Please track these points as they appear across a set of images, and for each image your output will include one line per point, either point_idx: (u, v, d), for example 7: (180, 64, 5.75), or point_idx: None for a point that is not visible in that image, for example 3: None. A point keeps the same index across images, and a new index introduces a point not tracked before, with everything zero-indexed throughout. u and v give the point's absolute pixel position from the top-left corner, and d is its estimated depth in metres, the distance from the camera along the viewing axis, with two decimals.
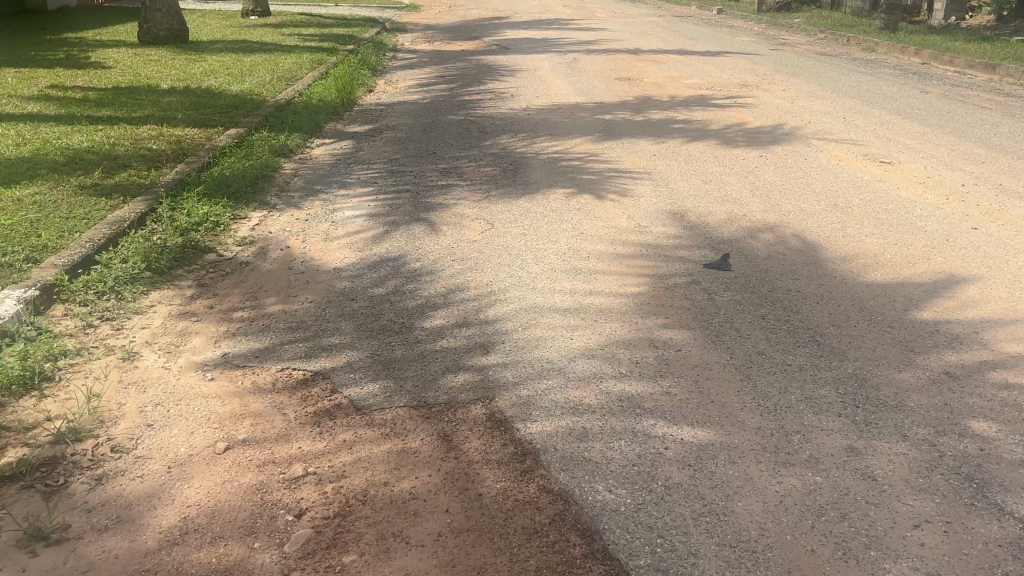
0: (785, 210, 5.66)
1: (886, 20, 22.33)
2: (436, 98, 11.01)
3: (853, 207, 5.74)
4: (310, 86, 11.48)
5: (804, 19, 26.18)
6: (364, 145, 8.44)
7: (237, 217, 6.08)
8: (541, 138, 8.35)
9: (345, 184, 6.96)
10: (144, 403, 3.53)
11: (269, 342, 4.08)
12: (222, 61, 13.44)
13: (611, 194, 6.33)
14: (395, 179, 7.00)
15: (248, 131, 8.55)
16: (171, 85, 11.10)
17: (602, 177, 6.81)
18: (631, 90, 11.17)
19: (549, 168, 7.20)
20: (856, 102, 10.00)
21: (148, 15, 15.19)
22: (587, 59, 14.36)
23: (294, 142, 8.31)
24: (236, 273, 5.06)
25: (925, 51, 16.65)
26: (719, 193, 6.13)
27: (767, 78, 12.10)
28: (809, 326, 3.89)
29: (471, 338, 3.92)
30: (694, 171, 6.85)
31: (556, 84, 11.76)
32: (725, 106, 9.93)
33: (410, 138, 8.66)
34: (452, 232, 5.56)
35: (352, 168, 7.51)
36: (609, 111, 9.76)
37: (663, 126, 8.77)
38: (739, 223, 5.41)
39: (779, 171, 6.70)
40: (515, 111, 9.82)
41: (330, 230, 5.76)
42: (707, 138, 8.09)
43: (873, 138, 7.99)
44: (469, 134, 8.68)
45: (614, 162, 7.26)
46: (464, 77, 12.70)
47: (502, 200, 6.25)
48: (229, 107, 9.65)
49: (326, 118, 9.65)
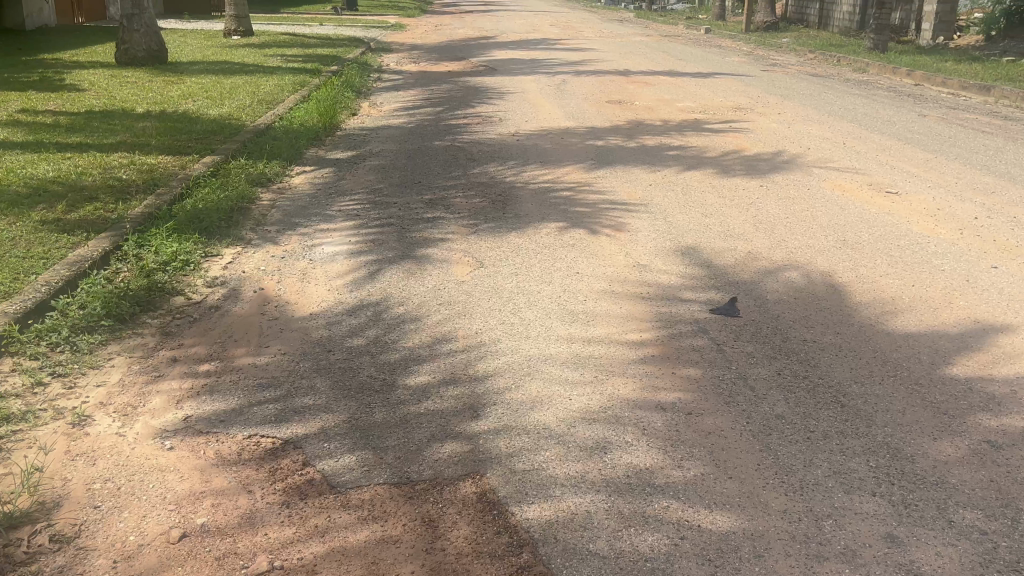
0: (792, 247, 5.35)
1: (875, 40, 22.27)
2: (422, 122, 10.70)
3: (863, 243, 5.44)
4: (292, 110, 11.15)
5: (792, 39, 26.13)
6: (347, 173, 8.10)
7: (209, 254, 5.71)
8: (531, 165, 8.04)
9: (326, 216, 6.61)
10: (93, 479, 3.14)
11: (236, 402, 3.70)
12: (202, 84, 13.10)
13: (605, 228, 6.01)
14: (378, 211, 6.66)
15: (226, 159, 8.21)
16: (147, 109, 10.76)
17: (596, 209, 6.50)
18: (622, 114, 10.89)
19: (540, 199, 6.88)
20: (853, 127, 9.76)
21: (126, 35, 14.83)
22: (576, 80, 14.13)
23: (273, 171, 7.97)
24: (204, 319, 4.69)
25: (917, 72, 16.51)
26: (721, 228, 5.81)
27: (760, 101, 11.86)
28: (830, 385, 3.56)
29: (459, 399, 3.56)
30: (693, 203, 6.55)
31: (545, 107, 11.49)
32: (719, 131, 9.67)
33: (395, 166, 8.33)
34: (438, 272, 5.21)
35: (333, 198, 7.17)
36: (601, 136, 9.47)
37: (657, 153, 8.49)
38: (744, 262, 5.09)
39: (782, 203, 6.41)
40: (503, 136, 9.52)
41: (308, 270, 5.40)
42: (704, 166, 7.80)
43: (875, 166, 7.72)
44: (457, 161, 8.36)
45: (609, 193, 6.95)
46: (451, 100, 12.41)
47: (491, 235, 5.91)
48: (206, 133, 9.31)
49: (307, 143, 9.32)
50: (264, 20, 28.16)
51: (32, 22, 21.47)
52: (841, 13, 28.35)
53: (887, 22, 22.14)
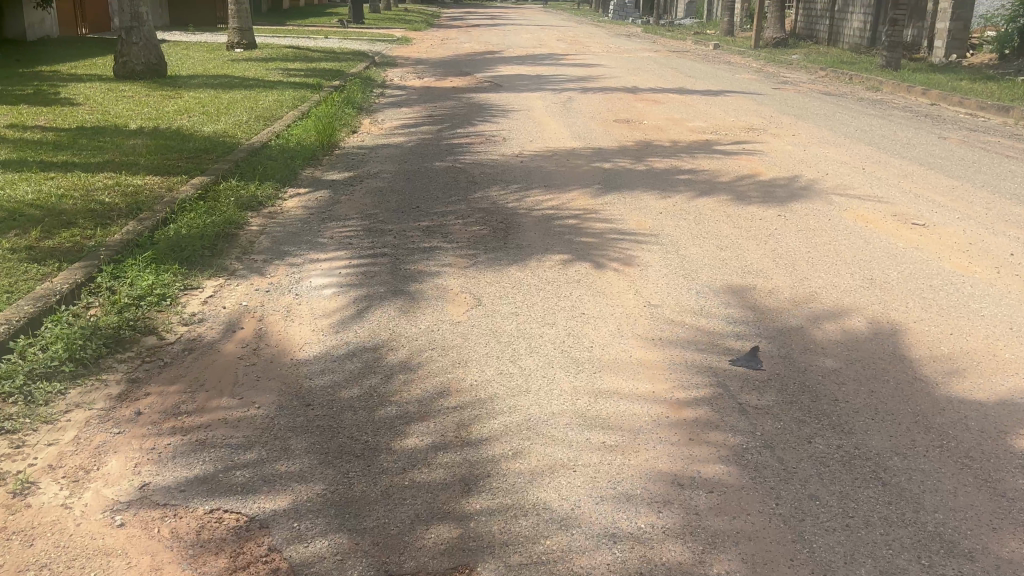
0: (816, 286, 4.96)
1: (887, 58, 21.91)
2: (423, 140, 10.35)
3: (892, 282, 5.05)
4: (289, 127, 10.82)
5: (802, 55, 25.77)
6: (342, 196, 7.73)
7: (188, 287, 5.33)
8: (535, 190, 7.65)
9: (316, 244, 6.23)
10: (27, 565, 2.74)
11: (201, 467, 3.31)
12: (199, 99, 12.79)
13: (613, 262, 5.62)
14: (372, 239, 6.29)
15: (217, 180, 7.86)
16: (140, 125, 10.43)
17: (603, 241, 6.10)
18: (631, 134, 10.53)
19: (545, 227, 6.49)
20: (872, 150, 9.36)
21: (124, 48, 14.53)
22: (583, 98, 13.79)
23: (265, 194, 7.61)
24: (177, 362, 4.30)
25: (932, 92, 16.12)
26: (738, 262, 5.42)
27: (773, 122, 11.47)
28: (868, 458, 3.18)
29: (450, 468, 3.17)
30: (707, 233, 6.15)
31: (551, 126, 11.13)
32: (731, 152, 9.30)
33: (393, 189, 7.95)
34: (433, 311, 4.82)
35: (326, 224, 6.81)
36: (608, 158, 9.08)
37: (667, 177, 8.11)
38: (765, 303, 4.69)
39: (802, 234, 6.02)
40: (507, 157, 9.15)
41: (293, 306, 5.01)
42: (718, 191, 7.40)
43: (898, 193, 7.34)
44: (457, 185, 7.98)
45: (617, 222, 6.56)
46: (453, 117, 12.06)
47: (491, 268, 5.52)
48: (199, 151, 8.96)
49: (303, 163, 8.97)
50: (269, 32, 27.93)
51: (33, 33, 21.24)
52: (852, 30, 28.01)
53: (900, 39, 21.78)
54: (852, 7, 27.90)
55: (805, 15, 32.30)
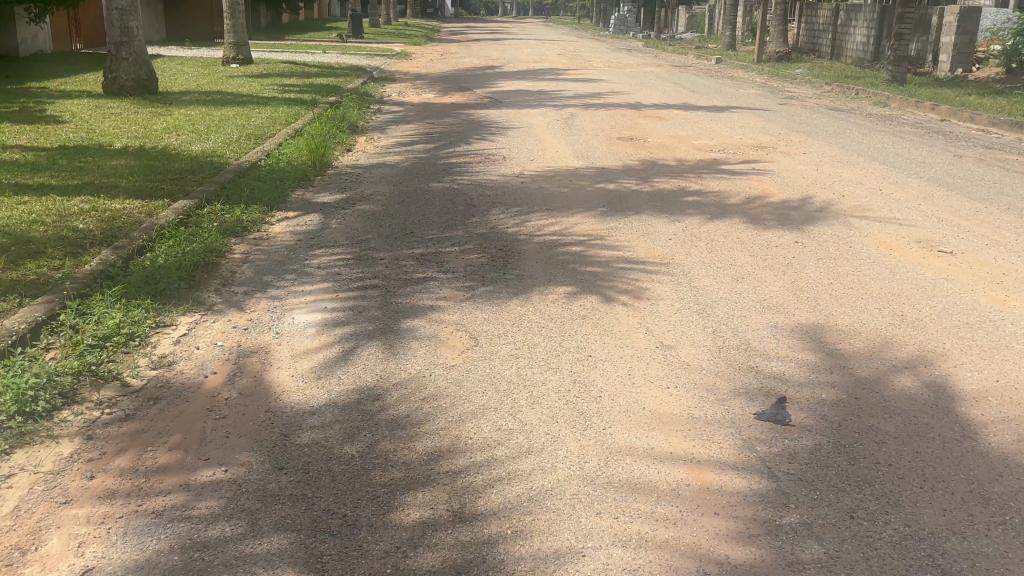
0: (844, 326, 4.55)
1: (893, 72, 21.56)
2: (419, 160, 9.97)
3: (926, 319, 4.63)
4: (281, 145, 10.45)
5: (806, 69, 25.42)
6: (332, 220, 7.34)
7: (160, 324, 4.92)
8: (536, 213, 7.26)
9: (302, 274, 5.83)
10: None
11: (155, 546, 2.89)
12: (190, 116, 12.44)
13: (621, 295, 5.21)
14: (362, 268, 5.89)
15: (201, 203, 7.47)
16: (125, 144, 10.06)
17: (609, 270, 5.70)
18: (635, 153, 10.15)
19: (546, 255, 6.08)
20: (887, 170, 8.96)
21: (113, 64, 14.19)
22: (586, 114, 13.43)
23: (250, 218, 7.22)
24: (139, 413, 3.88)
25: (943, 108, 15.73)
26: (756, 297, 5.01)
27: (783, 139, 11.08)
28: (921, 538, 2.76)
29: (440, 552, 2.74)
30: (721, 261, 5.76)
31: (552, 144, 10.75)
32: (740, 172, 8.91)
33: (387, 212, 7.56)
34: (426, 351, 4.41)
35: (314, 250, 6.41)
36: (613, 178, 8.69)
37: (676, 198, 7.71)
38: (788, 345, 4.28)
39: (823, 265, 5.62)
40: (506, 177, 8.76)
41: (274, 346, 4.60)
42: (729, 214, 7.00)
43: (922, 216, 6.93)
44: (455, 207, 7.58)
45: (623, 249, 6.15)
46: (451, 135, 11.69)
47: (489, 301, 5.11)
48: (183, 172, 8.57)
49: (293, 184, 8.59)
50: (267, 47, 27.67)
51: (26, 49, 20.92)
52: (855, 44, 27.70)
53: (905, 53, 21.44)
54: (855, 21, 27.60)
55: (806, 28, 32.00)
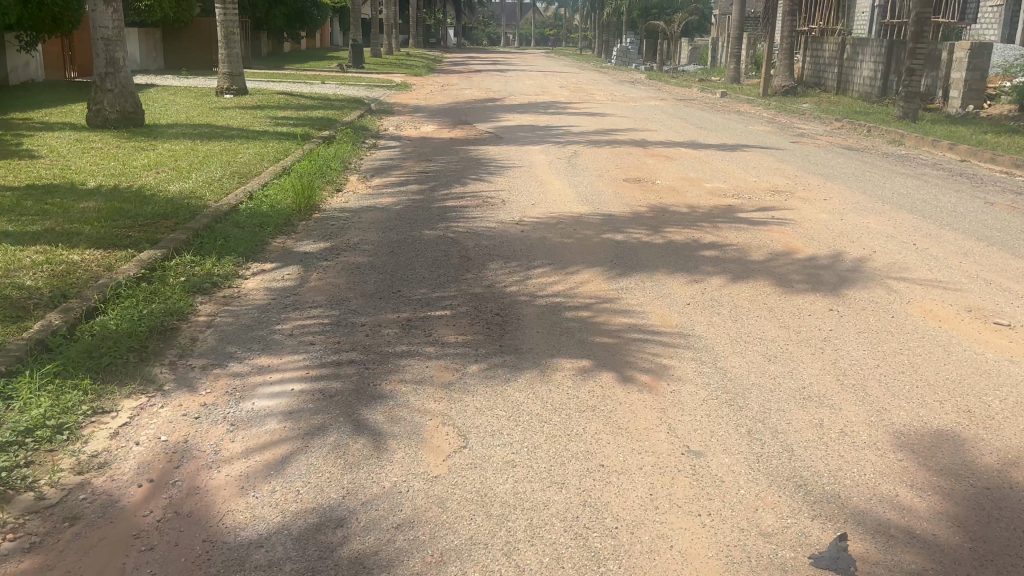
0: (901, 428, 3.86)
1: (905, 108, 20.94)
2: (413, 203, 9.32)
3: (998, 419, 3.95)
4: (265, 185, 9.81)
5: (813, 105, 24.91)
6: (313, 272, 6.64)
7: (97, 409, 4.19)
8: (538, 268, 6.56)
9: (272, 344, 5.13)
10: None
11: None
12: (174, 151, 11.83)
13: (636, 374, 4.50)
14: (339, 335, 5.19)
15: (169, 254, 6.78)
16: (98, 183, 9.42)
17: (621, 342, 4.99)
18: (644, 197, 9.50)
19: (549, 320, 5.38)
20: (918, 221, 8.29)
21: (98, 95, 13.62)
22: (589, 152, 12.83)
23: (221, 272, 6.53)
24: (47, 540, 3.15)
25: (961, 147, 15.12)
26: (795, 386, 4.32)
27: (800, 183, 10.40)
28: None
29: None
30: (749, 333, 5.07)
31: (555, 186, 10.11)
32: (759, 221, 8.25)
33: (372, 264, 6.87)
34: (405, 451, 3.69)
35: (288, 312, 5.71)
36: (620, 226, 8.01)
37: (691, 251, 7.03)
38: (841, 458, 3.58)
39: (865, 341, 4.94)
40: (506, 224, 8.09)
41: (226, 441, 3.88)
42: (752, 274, 6.31)
43: (967, 277, 6.25)
44: (448, 260, 6.89)
45: (635, 314, 5.45)
46: (448, 175, 11.07)
47: (483, 383, 4.38)
48: (156, 217, 7.90)
49: (273, 230, 7.93)
50: (266, 76, 27.24)
51: (15, 77, 20.40)
52: (862, 79, 27.16)
53: (917, 89, 20.85)
54: (862, 56, 27.08)
55: (812, 63, 31.50)
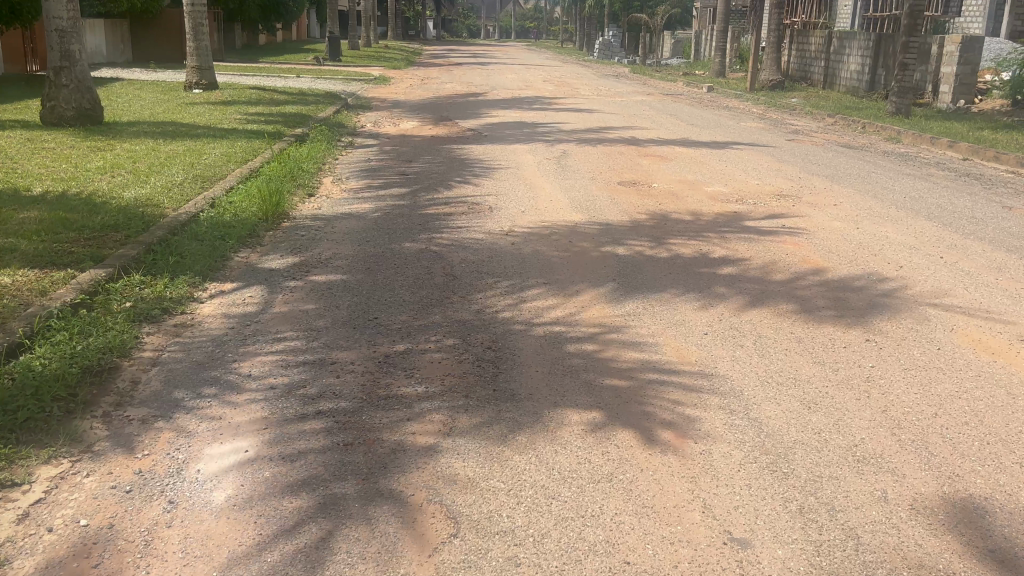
0: (983, 502, 3.19)
1: (897, 103, 20.37)
2: (391, 209, 8.59)
3: None
4: (230, 190, 9.05)
5: (801, 99, 24.33)
6: (279, 295, 5.91)
7: (5, 483, 3.44)
8: (532, 289, 5.85)
9: (227, 388, 4.41)
10: None
11: None
12: (134, 151, 11.03)
13: (655, 429, 3.81)
14: (305, 377, 4.46)
15: (115, 274, 6.01)
16: (45, 189, 8.61)
17: (634, 384, 4.30)
18: (641, 202, 8.83)
19: (548, 356, 4.69)
20: (939, 229, 7.67)
21: (52, 91, 12.75)
22: (579, 152, 12.14)
23: (174, 296, 5.78)
24: None
25: (962, 145, 14.56)
26: (845, 443, 3.63)
27: (805, 187, 9.75)
28: None
29: None
30: (781, 373, 4.39)
31: (544, 189, 9.42)
32: (768, 231, 7.61)
33: (346, 283, 6.14)
34: (380, 543, 2.98)
35: (248, 346, 4.97)
36: (619, 237, 7.33)
37: (701, 268, 6.35)
38: (921, 550, 2.91)
39: (914, 380, 4.27)
40: (494, 235, 7.38)
41: (161, 528, 3.15)
42: (772, 297, 5.65)
43: (1009, 300, 5.62)
44: (431, 278, 6.16)
45: (646, 348, 4.76)
46: (429, 177, 10.35)
47: (476, 443, 3.68)
48: (104, 229, 7.12)
49: (236, 243, 7.18)
50: (239, 70, 26.30)
51: None
52: (849, 72, 26.60)
53: (909, 84, 20.29)
54: (849, 49, 26.51)
55: (798, 56, 30.93)
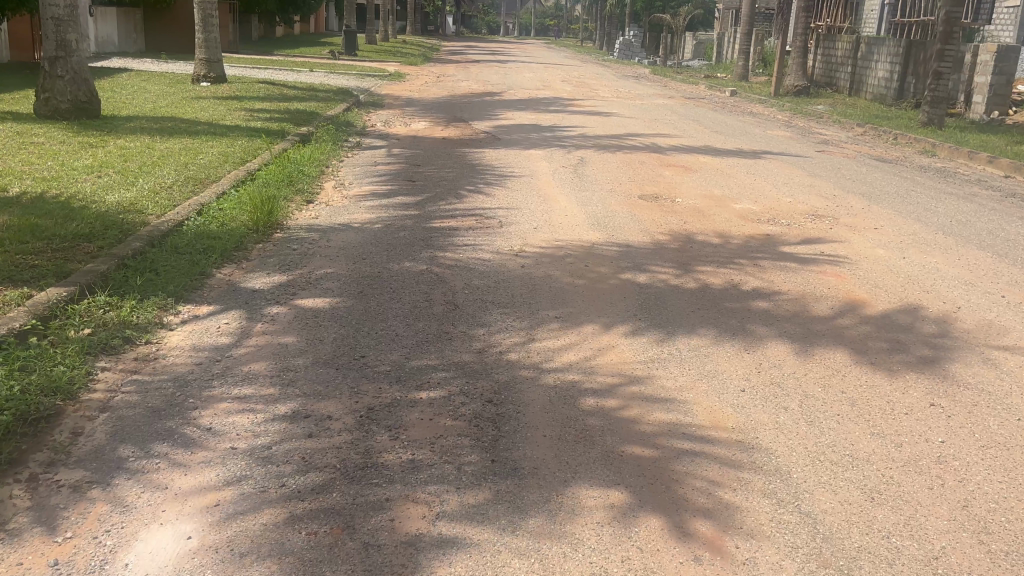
0: None
1: (930, 113, 19.50)
2: (394, 220, 7.93)
3: None
4: (222, 195, 8.42)
5: (827, 107, 23.47)
6: (259, 323, 5.26)
7: None
8: (542, 324, 5.17)
9: (181, 446, 3.76)
10: None
11: None
12: (127, 148, 10.42)
13: (687, 522, 3.14)
14: (272, 436, 3.81)
15: (77, 294, 5.37)
16: (23, 189, 8.00)
17: (660, 456, 3.62)
18: (664, 220, 8.14)
19: (559, 413, 4.02)
20: (994, 261, 6.94)
21: (47, 81, 12.14)
22: (597, 159, 11.46)
23: (142, 322, 5.14)
24: None
25: (1003, 161, 13.74)
26: (923, 555, 2.96)
27: (841, 206, 9.02)
28: None
29: None
30: (834, 447, 3.70)
31: (560, 203, 8.75)
32: (805, 258, 6.91)
33: (335, 309, 5.48)
34: None
35: (213, 390, 4.32)
36: (641, 262, 6.65)
37: (733, 302, 5.64)
38: None
39: (995, 465, 3.57)
40: (503, 256, 6.71)
41: None
42: (817, 340, 4.95)
43: None
44: (430, 307, 5.50)
45: (674, 408, 4.07)
46: (437, 184, 9.70)
47: (467, 539, 3.03)
48: (75, 238, 6.49)
49: (220, 258, 6.54)
50: (251, 63, 25.74)
51: None
52: (876, 79, 25.73)
53: (943, 94, 19.40)
54: (877, 55, 25.63)
55: (823, 62, 30.01)
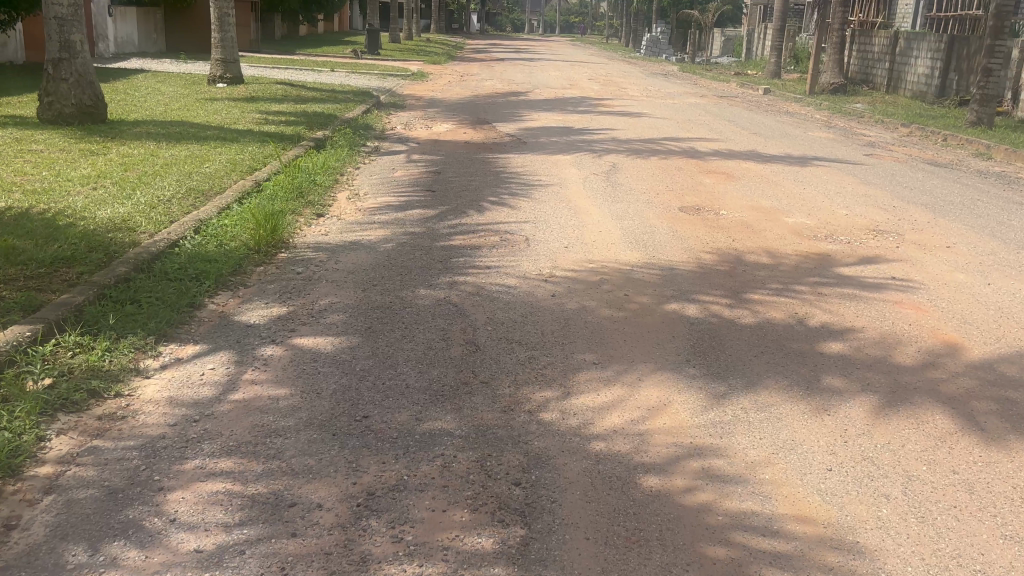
0: None
1: (979, 112, 18.37)
2: (408, 237, 7.20)
3: None
4: (225, 209, 7.73)
5: (866, 105, 22.42)
6: (249, 369, 4.53)
7: None
8: (578, 373, 4.39)
9: (134, 547, 3.01)
10: None
11: None
12: (130, 156, 9.78)
13: None
14: (248, 532, 3.07)
15: (44, 333, 4.67)
16: (7, 204, 7.34)
17: (738, 569, 2.83)
18: (708, 237, 7.32)
19: (606, 501, 3.23)
20: None
21: (50, 85, 11.53)
22: (630, 165, 10.65)
23: (114, 369, 4.43)
24: None
25: None
26: None
27: (903, 220, 8.15)
28: None
29: None
30: (961, 559, 2.90)
31: (592, 216, 7.95)
32: (874, 284, 6.08)
33: (338, 350, 4.74)
34: None
35: (184, 463, 3.58)
36: (688, 289, 5.85)
37: (801, 343, 4.83)
38: None
39: None
40: (531, 282, 5.94)
41: None
42: (908, 396, 4.14)
43: None
44: (446, 349, 4.74)
45: (747, 493, 3.28)
46: (458, 194, 8.95)
47: None
48: (54, 263, 5.80)
49: (214, 285, 5.82)
50: (271, 63, 25.16)
51: None
52: (917, 76, 24.58)
53: (992, 91, 18.25)
54: (917, 51, 24.49)
55: (859, 58, 28.86)
